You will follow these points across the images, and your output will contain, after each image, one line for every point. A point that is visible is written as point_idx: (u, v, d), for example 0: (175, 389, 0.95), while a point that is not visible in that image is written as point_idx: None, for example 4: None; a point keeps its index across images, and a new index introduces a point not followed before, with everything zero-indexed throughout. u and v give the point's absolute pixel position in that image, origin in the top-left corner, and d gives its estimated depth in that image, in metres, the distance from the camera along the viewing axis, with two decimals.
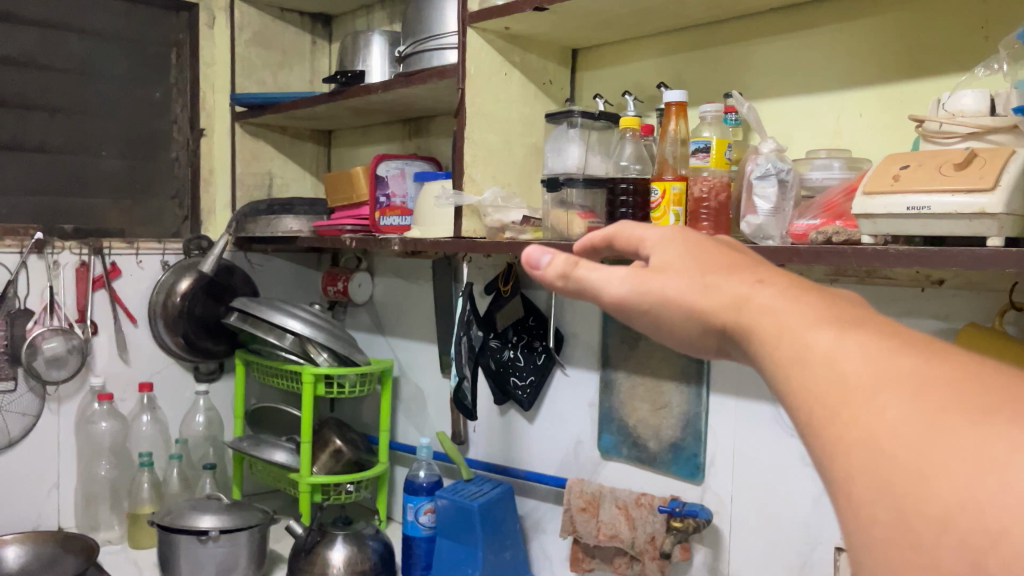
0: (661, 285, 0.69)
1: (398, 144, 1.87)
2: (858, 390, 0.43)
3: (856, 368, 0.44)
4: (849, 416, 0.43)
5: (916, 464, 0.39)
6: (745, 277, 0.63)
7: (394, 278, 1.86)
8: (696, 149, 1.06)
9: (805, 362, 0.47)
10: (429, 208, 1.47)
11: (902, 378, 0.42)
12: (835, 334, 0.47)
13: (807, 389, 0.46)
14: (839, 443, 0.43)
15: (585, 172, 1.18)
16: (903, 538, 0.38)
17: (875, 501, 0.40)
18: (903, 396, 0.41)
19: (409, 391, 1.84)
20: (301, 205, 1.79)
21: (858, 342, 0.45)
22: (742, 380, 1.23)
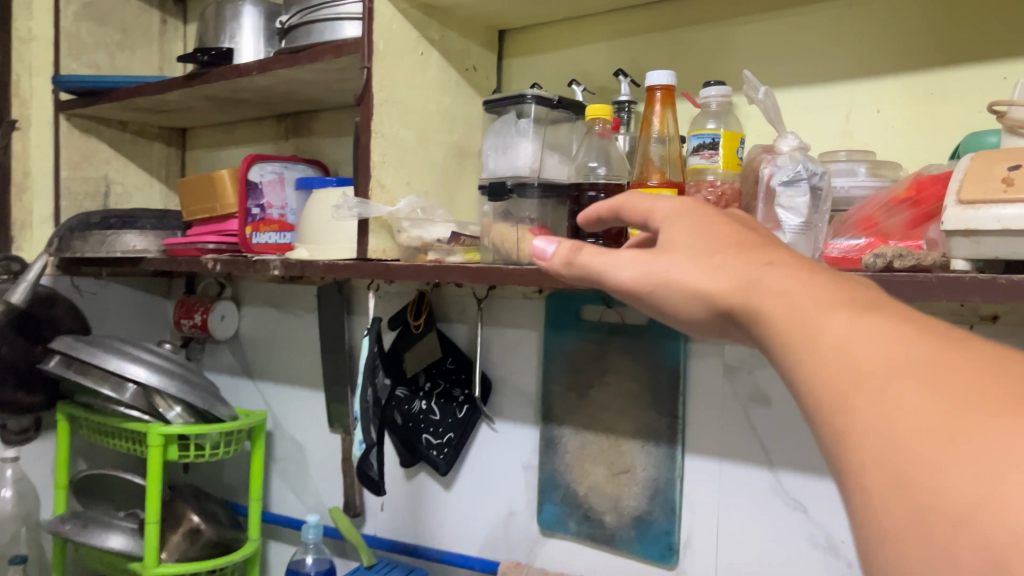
0: (680, 259, 0.52)
1: (272, 146, 1.54)
2: (870, 375, 0.39)
3: (874, 354, 0.39)
4: (869, 406, 0.38)
5: (934, 460, 0.34)
6: (753, 259, 0.49)
7: (266, 309, 1.52)
8: (695, 146, 0.80)
9: (814, 340, 0.42)
10: (320, 224, 1.14)
11: (918, 366, 0.38)
12: (847, 314, 0.42)
13: (813, 372, 0.41)
14: (851, 433, 0.38)
15: (541, 176, 0.90)
16: (908, 535, 0.35)
17: (889, 496, 0.36)
18: (930, 391, 0.36)
19: (284, 449, 1.49)
20: (147, 219, 1.41)
21: (872, 326, 0.41)
22: (727, 436, 0.99)
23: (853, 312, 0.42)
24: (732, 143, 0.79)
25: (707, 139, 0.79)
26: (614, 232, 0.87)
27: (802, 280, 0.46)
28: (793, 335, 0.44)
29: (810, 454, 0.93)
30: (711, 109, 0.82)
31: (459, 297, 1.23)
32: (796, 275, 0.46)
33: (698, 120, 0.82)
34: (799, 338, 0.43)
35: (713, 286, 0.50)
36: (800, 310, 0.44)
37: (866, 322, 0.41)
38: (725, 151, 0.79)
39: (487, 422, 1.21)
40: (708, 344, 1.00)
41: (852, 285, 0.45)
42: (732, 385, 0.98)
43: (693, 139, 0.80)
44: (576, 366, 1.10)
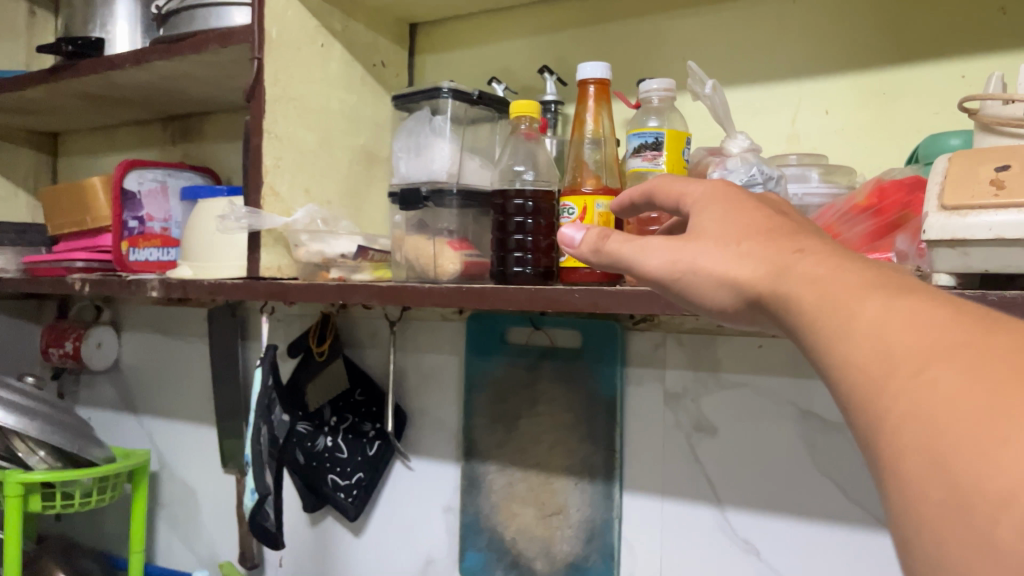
0: (713, 244, 0.44)
1: (158, 152, 1.38)
2: (905, 356, 0.32)
3: (914, 333, 0.32)
4: (906, 390, 0.31)
5: (983, 449, 0.27)
6: (783, 246, 0.41)
7: (151, 334, 1.35)
8: (633, 147, 0.70)
9: (841, 318, 0.35)
10: (206, 239, 1.00)
11: (963, 343, 0.31)
12: (880, 294, 0.35)
13: (843, 356, 0.34)
14: (886, 420, 0.31)
15: (460, 182, 0.79)
16: (953, 535, 0.28)
17: (930, 481, 0.29)
18: (984, 370, 0.29)
19: (172, 492, 1.32)
20: (5, 231, 1.20)
21: (907, 304, 0.34)
22: (670, 471, 0.89)
23: (894, 291, 0.35)
24: (678, 144, 0.69)
25: (648, 139, 0.69)
26: (544, 245, 0.77)
27: (832, 265, 0.38)
28: (816, 316, 0.36)
29: (762, 490, 0.84)
30: (652, 106, 0.72)
31: (369, 320, 1.10)
32: (826, 262, 0.39)
33: (637, 119, 0.72)
34: (825, 318, 0.36)
35: (746, 276, 0.41)
36: (828, 287, 0.37)
37: (908, 301, 0.34)
38: (669, 154, 0.69)
39: (401, 459, 1.08)
40: (647, 369, 0.91)
41: (884, 268, 0.38)
42: (674, 415, 0.89)
43: (631, 139, 0.70)
44: (500, 395, 0.99)
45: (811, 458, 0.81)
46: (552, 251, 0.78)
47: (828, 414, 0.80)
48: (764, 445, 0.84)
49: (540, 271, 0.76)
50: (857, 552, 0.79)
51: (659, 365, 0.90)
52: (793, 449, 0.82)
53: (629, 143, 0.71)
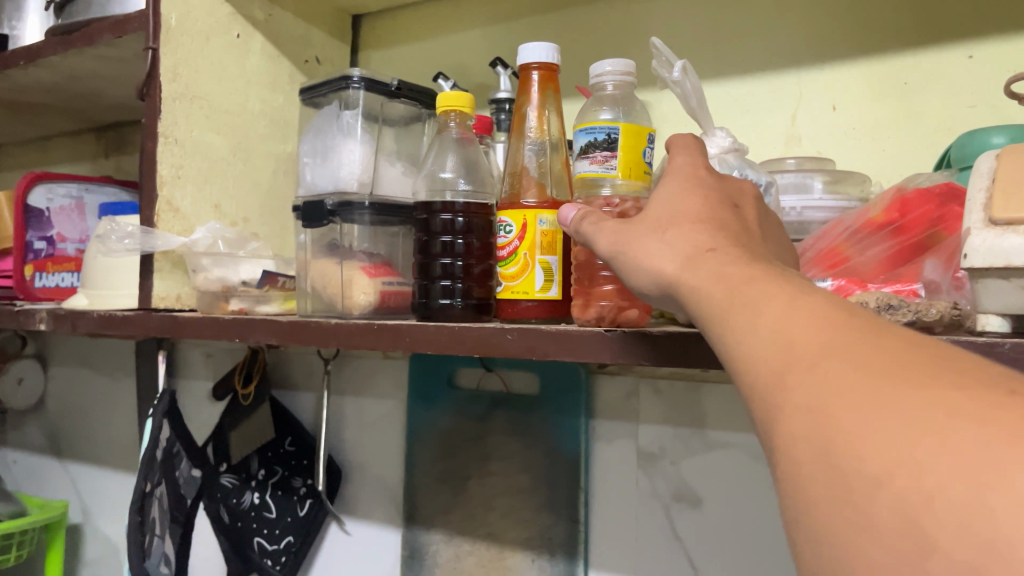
0: (643, 225, 0.40)
1: (89, 166, 1.24)
2: (799, 347, 0.28)
3: (807, 321, 0.29)
4: (800, 373, 0.27)
5: (869, 434, 0.24)
6: (707, 236, 0.37)
7: (77, 369, 1.21)
8: (582, 146, 0.54)
9: (744, 303, 0.31)
10: (96, 262, 0.84)
11: (855, 337, 0.27)
12: (783, 289, 0.31)
13: (735, 340, 0.31)
14: (773, 401, 0.28)
15: (374, 194, 0.64)
16: (833, 520, 0.24)
17: (819, 474, 0.25)
18: (877, 359, 0.26)
19: (96, 549, 1.17)
20: None
21: (803, 299, 0.30)
22: (644, 549, 0.73)
23: (796, 286, 0.32)
24: (639, 139, 0.54)
25: (600, 133, 0.53)
26: (477, 272, 0.62)
27: (743, 264, 0.34)
28: (718, 301, 0.33)
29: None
30: (603, 93, 0.57)
31: (304, 357, 0.96)
32: (737, 262, 0.34)
33: (585, 110, 0.57)
34: (726, 302, 0.32)
35: (663, 260, 0.37)
36: (728, 276, 0.33)
37: (806, 295, 0.31)
38: (627, 153, 0.53)
39: (336, 520, 0.92)
40: (618, 423, 0.75)
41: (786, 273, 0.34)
42: (650, 480, 0.73)
43: (580, 135, 0.55)
44: (448, 450, 0.83)
45: None
46: (487, 277, 0.62)
47: None
48: (758, 522, 0.67)
49: (472, 304, 0.61)
50: None
51: (633, 419, 0.74)
52: None
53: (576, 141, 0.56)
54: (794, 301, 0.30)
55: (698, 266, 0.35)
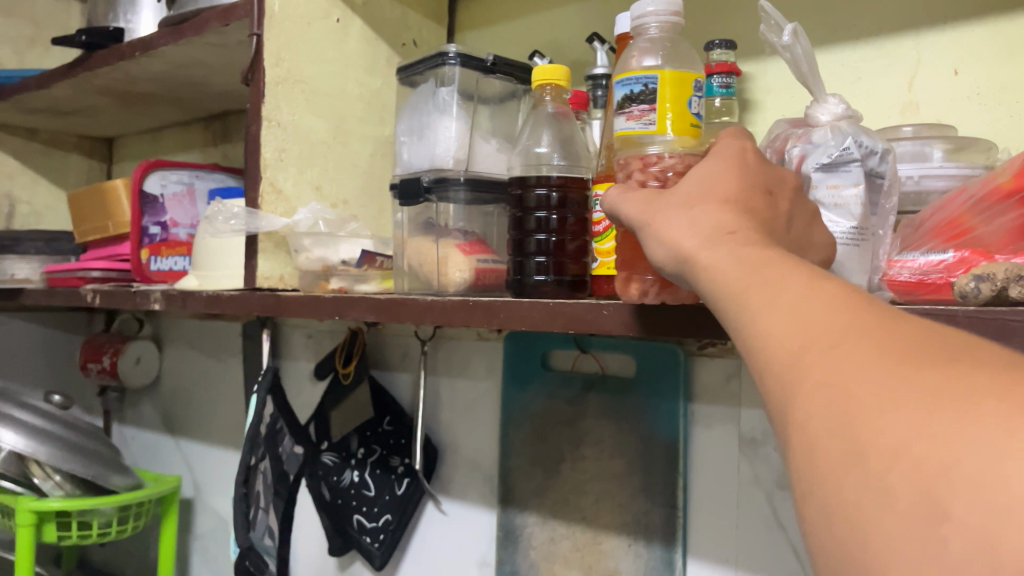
0: (664, 202, 0.39)
1: (199, 154, 1.29)
2: (822, 328, 0.27)
3: (821, 304, 0.28)
4: (815, 351, 0.27)
5: (887, 407, 0.23)
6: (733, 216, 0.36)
7: (188, 350, 1.26)
8: (623, 96, 0.50)
9: (760, 284, 0.31)
10: (207, 244, 0.87)
11: (880, 320, 0.27)
12: (809, 273, 0.31)
13: (753, 320, 0.30)
14: (787, 381, 0.27)
15: (469, 171, 0.63)
16: (845, 492, 0.23)
17: (835, 451, 0.24)
18: (889, 341, 0.25)
19: (205, 522, 1.22)
20: (33, 238, 1.12)
21: (832, 284, 0.29)
22: (746, 537, 0.70)
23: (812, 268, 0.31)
24: (685, 87, 0.49)
25: (638, 80, 0.49)
26: (572, 248, 0.60)
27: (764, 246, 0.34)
28: (735, 284, 0.32)
29: None
30: (648, 37, 0.52)
31: (401, 338, 0.97)
32: (755, 245, 0.33)
33: (625, 57, 0.52)
34: (741, 283, 0.32)
35: (682, 238, 0.36)
36: (742, 257, 0.33)
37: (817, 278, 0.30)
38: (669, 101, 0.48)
39: (432, 500, 0.93)
40: (718, 407, 0.72)
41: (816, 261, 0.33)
42: (752, 466, 0.70)
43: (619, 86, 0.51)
44: (542, 432, 0.82)
45: None
46: (585, 254, 0.61)
47: None
48: None
49: (566, 281, 0.60)
50: None
51: (734, 403, 0.71)
52: None
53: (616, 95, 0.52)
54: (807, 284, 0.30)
55: (707, 251, 0.35)
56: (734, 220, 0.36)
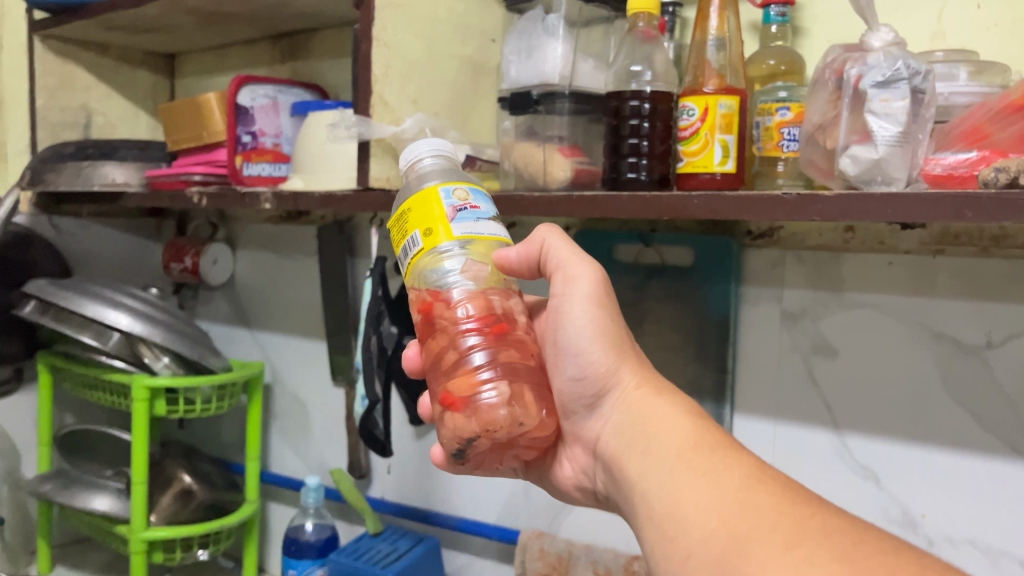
0: (617, 336, 0.59)
1: (266, 70, 1.39)
2: (766, 528, 0.40)
3: (761, 501, 0.42)
4: (755, 540, 0.40)
5: None
6: (663, 394, 0.56)
7: (261, 251, 1.38)
8: (491, 215, 0.57)
9: (714, 475, 0.46)
10: (315, 149, 1.01)
11: (810, 528, 0.39)
12: (749, 473, 0.45)
13: (710, 507, 0.44)
14: (730, 558, 0.40)
15: (573, 85, 0.76)
16: None
17: None
18: (818, 545, 0.38)
19: (284, 404, 1.37)
20: (128, 147, 1.25)
21: (767, 489, 0.43)
22: (786, 394, 0.86)
23: (756, 465, 0.46)
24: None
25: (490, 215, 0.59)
26: (660, 151, 0.73)
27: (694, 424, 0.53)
28: (690, 473, 0.47)
29: (880, 414, 0.80)
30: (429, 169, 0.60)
31: None
32: (689, 423, 0.52)
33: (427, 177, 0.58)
34: (700, 466, 0.47)
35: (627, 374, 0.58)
36: (696, 447, 0.49)
37: (758, 477, 0.45)
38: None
39: None
40: (765, 289, 0.87)
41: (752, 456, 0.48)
42: (791, 336, 0.85)
43: (484, 200, 0.57)
44: None
45: (942, 384, 0.76)
46: (669, 157, 0.74)
47: (963, 336, 0.75)
48: (888, 368, 0.79)
49: (655, 179, 0.73)
50: (996, 481, 0.74)
51: (778, 285, 0.86)
52: (920, 370, 0.78)
53: (474, 200, 0.56)
54: (751, 482, 0.44)
55: (670, 430, 0.52)
56: (669, 405, 0.55)
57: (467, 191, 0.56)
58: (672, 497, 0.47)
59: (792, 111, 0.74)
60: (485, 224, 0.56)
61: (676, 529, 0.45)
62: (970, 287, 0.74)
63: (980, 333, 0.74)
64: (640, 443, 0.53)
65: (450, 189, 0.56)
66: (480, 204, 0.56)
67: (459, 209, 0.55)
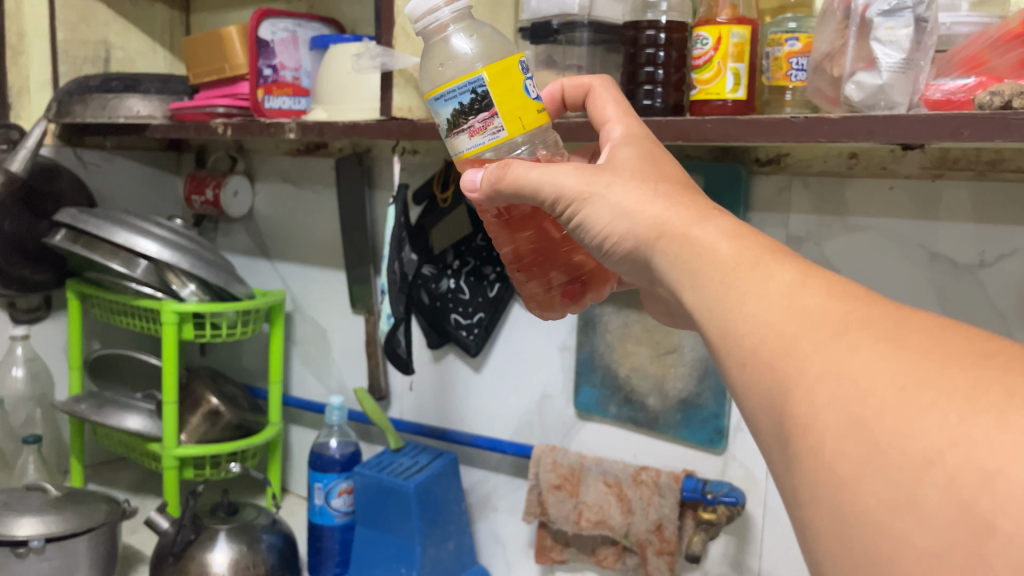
0: (624, 194, 0.53)
1: (283, 5, 1.41)
2: (819, 327, 0.38)
3: (811, 299, 0.40)
4: (808, 341, 0.38)
5: (890, 402, 0.33)
6: (692, 214, 0.49)
7: (280, 183, 1.42)
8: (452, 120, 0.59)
9: (754, 283, 0.43)
10: (340, 82, 1.05)
11: (865, 317, 0.38)
12: (797, 274, 0.42)
13: (752, 315, 0.42)
14: (779, 361, 0.39)
15: (591, 15, 0.80)
16: (844, 463, 0.34)
17: (846, 433, 0.34)
18: (867, 331, 0.37)
19: (304, 330, 1.42)
20: (151, 81, 1.29)
21: (815, 287, 0.41)
22: None
23: (798, 267, 0.42)
24: (513, 73, 0.58)
25: (463, 101, 0.58)
26: (675, 79, 0.77)
27: (733, 240, 0.46)
28: (730, 296, 0.43)
29: None
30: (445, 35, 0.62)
31: None
32: (725, 246, 0.46)
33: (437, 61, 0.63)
34: (740, 282, 0.43)
35: (650, 217, 0.51)
36: (737, 264, 0.44)
37: (805, 278, 0.41)
38: (502, 99, 0.58)
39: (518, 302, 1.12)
40: (771, 214, 0.91)
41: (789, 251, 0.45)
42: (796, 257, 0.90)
43: (444, 107, 0.59)
44: None
45: (938, 300, 0.82)
46: (683, 86, 0.79)
47: (957, 256, 0.80)
48: (888, 289, 0.84)
49: (669, 106, 0.77)
50: None
51: (784, 210, 0.90)
52: (916, 287, 0.83)
53: (440, 117, 0.61)
54: (796, 289, 0.41)
55: (705, 254, 0.46)
56: (699, 236, 0.47)
57: (432, 111, 0.61)
58: (713, 316, 0.44)
59: (800, 42, 0.77)
60: (453, 142, 0.60)
61: (725, 349, 0.43)
62: (967, 210, 0.79)
63: (974, 252, 0.79)
64: (682, 285, 0.47)
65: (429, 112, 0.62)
66: (438, 125, 0.61)
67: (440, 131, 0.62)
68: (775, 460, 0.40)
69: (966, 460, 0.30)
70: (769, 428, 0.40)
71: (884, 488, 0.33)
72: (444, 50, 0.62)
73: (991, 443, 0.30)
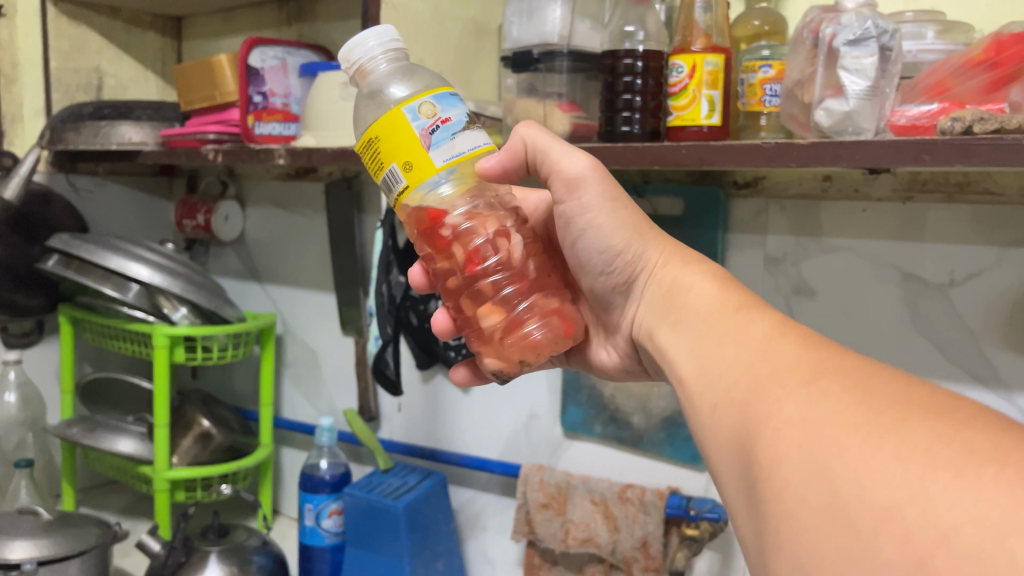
0: (635, 220, 0.62)
1: (272, 33, 1.44)
2: (791, 380, 0.41)
3: (785, 345, 0.45)
4: (779, 386, 0.42)
5: (853, 455, 0.35)
6: (683, 256, 0.61)
7: (270, 208, 1.44)
8: (462, 120, 0.58)
9: (733, 325, 0.50)
10: (329, 109, 1.07)
11: (836, 370, 0.40)
12: (771, 323, 0.47)
13: (735, 354, 0.47)
14: (753, 404, 0.43)
15: (571, 45, 0.82)
16: (804, 510, 0.36)
17: (807, 481, 0.36)
18: (834, 380, 0.39)
19: (295, 352, 1.44)
20: (142, 109, 1.32)
21: (788, 338, 0.45)
22: None
23: (774, 316, 0.48)
24: None
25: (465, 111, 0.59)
26: (653, 105, 0.80)
27: (718, 284, 0.56)
28: (718, 327, 0.51)
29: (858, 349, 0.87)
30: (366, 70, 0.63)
31: None
32: (715, 289, 0.55)
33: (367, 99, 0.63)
34: (722, 325, 0.51)
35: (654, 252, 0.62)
36: (722, 307, 0.52)
37: (780, 326, 0.47)
38: None
39: None
40: (750, 235, 0.93)
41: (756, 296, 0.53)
42: (774, 278, 0.92)
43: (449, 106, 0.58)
44: None
45: (911, 319, 0.84)
46: (660, 112, 0.81)
47: (929, 276, 0.82)
48: (862, 310, 0.86)
49: (647, 132, 0.79)
50: None
51: (762, 232, 0.92)
52: (889, 306, 0.85)
53: (443, 112, 0.57)
54: (773, 334, 0.46)
55: (695, 295, 0.56)
56: (688, 275, 0.58)
57: (432, 103, 0.57)
58: (696, 353, 0.52)
59: (773, 69, 0.80)
60: (461, 140, 0.58)
61: (705, 383, 0.48)
62: (936, 231, 0.81)
63: (944, 272, 0.81)
64: (672, 313, 0.58)
65: (416, 107, 0.57)
66: (451, 115, 0.57)
67: (432, 131, 0.57)
68: (746, 501, 0.41)
69: (924, 516, 0.31)
70: (744, 466, 0.42)
71: (839, 538, 0.33)
72: (378, 96, 0.62)
73: (953, 496, 0.31)
